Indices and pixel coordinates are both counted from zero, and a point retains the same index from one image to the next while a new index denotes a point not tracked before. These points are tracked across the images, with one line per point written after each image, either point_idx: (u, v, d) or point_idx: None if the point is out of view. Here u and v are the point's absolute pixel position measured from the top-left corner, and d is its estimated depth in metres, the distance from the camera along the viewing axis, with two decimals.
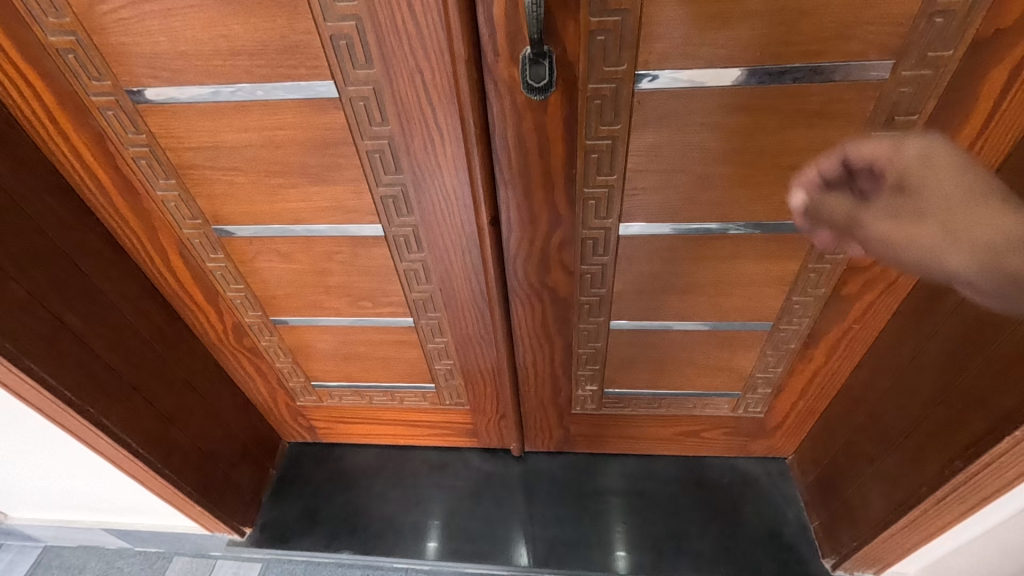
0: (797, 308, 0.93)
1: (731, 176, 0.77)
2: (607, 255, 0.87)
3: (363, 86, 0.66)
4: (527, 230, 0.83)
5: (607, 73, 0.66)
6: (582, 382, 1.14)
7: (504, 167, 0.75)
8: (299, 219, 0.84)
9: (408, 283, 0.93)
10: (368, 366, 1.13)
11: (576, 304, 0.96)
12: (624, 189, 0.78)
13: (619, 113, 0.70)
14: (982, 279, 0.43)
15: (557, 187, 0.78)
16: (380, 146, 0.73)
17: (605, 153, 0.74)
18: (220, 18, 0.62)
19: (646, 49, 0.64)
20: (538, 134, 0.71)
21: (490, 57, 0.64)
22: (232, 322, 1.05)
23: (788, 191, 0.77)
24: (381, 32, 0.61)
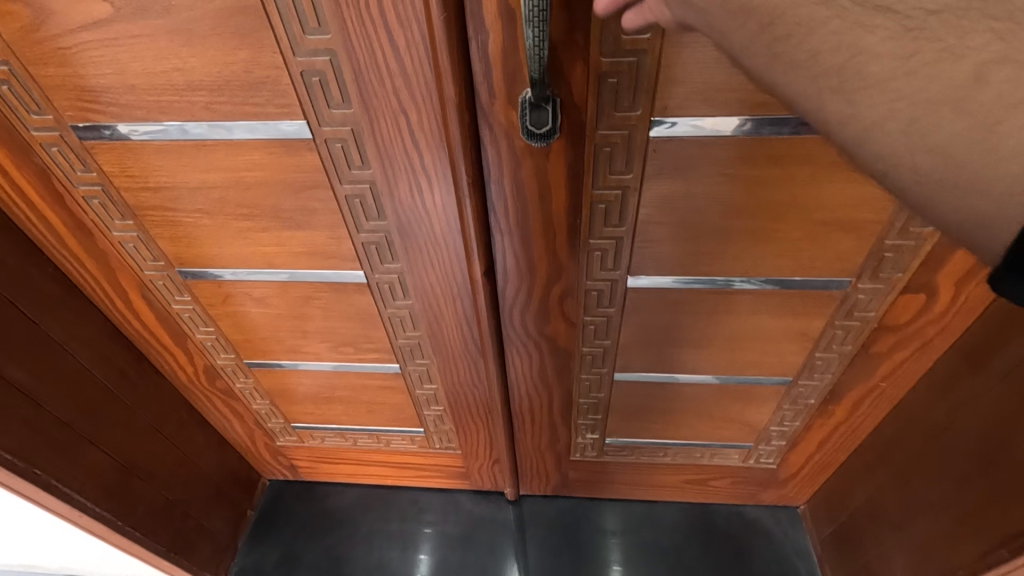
0: (820, 364, 0.86)
1: (754, 229, 0.69)
2: (613, 306, 0.79)
3: (339, 127, 0.58)
4: (525, 280, 0.75)
5: (618, 120, 0.58)
6: (583, 430, 1.06)
7: (499, 214, 0.67)
8: (273, 263, 0.75)
9: (393, 330, 0.85)
10: (352, 410, 1.05)
11: (577, 354, 0.88)
12: (633, 241, 0.70)
13: (631, 162, 0.62)
14: None
15: (559, 237, 0.70)
16: (360, 191, 0.65)
17: (613, 203, 0.66)
18: (173, 50, 0.53)
19: (664, 93, 0.56)
20: (539, 181, 0.63)
21: (486, 99, 0.56)
22: (204, 364, 0.97)
23: (816, 245, 0.70)
24: (358, 69, 0.53)
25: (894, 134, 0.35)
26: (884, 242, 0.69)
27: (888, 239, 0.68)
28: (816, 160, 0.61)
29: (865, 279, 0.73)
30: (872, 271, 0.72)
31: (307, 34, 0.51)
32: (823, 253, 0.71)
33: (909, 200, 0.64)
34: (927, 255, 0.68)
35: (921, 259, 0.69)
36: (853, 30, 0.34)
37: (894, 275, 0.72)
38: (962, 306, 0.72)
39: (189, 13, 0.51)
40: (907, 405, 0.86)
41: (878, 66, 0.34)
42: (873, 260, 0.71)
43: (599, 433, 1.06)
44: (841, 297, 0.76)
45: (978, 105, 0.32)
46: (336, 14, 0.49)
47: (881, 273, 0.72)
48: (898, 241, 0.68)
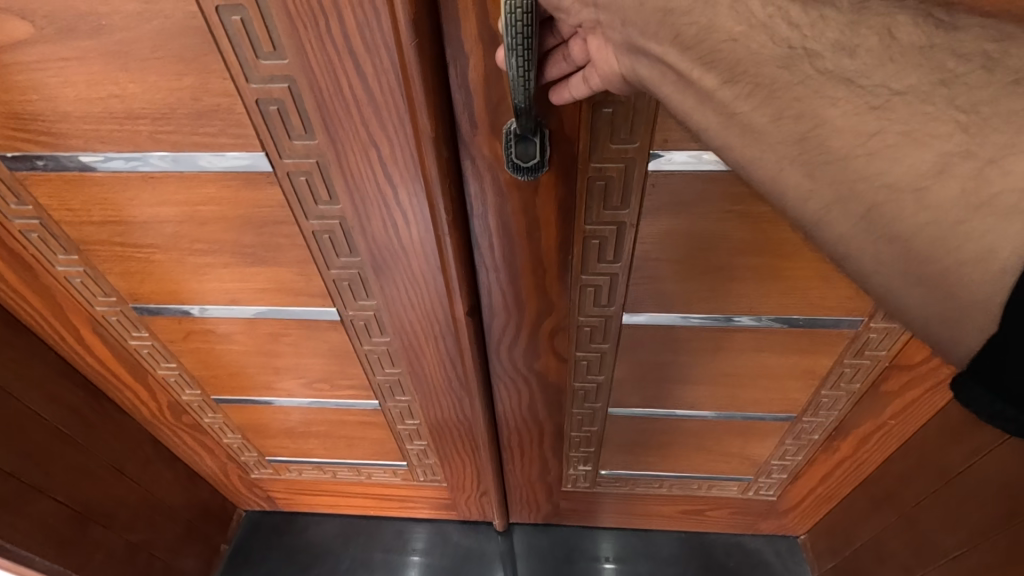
0: (826, 401, 0.82)
1: (761, 268, 0.63)
2: (607, 342, 0.74)
3: (303, 159, 0.52)
4: (511, 316, 0.70)
5: (614, 152, 0.53)
6: (575, 462, 1.00)
7: (484, 250, 0.61)
8: (237, 300, 0.69)
9: (371, 368, 0.79)
10: (331, 444, 0.99)
11: (569, 390, 0.82)
12: (629, 277, 0.65)
13: (628, 197, 0.57)
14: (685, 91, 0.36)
15: (548, 273, 0.64)
16: (329, 226, 0.58)
17: (608, 239, 0.60)
18: (109, 74, 0.47)
19: (665, 126, 0.51)
20: (527, 217, 0.58)
21: (467, 130, 0.50)
22: (169, 400, 0.90)
23: (828, 283, 0.64)
24: (321, 98, 0.47)
25: (854, 222, 0.31)
26: None
27: None
28: None
29: (878, 318, 0.68)
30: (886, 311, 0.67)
31: (261, 58, 0.45)
32: (834, 291, 0.65)
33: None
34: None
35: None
36: (816, 101, 0.31)
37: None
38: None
39: (124, 33, 0.44)
40: (914, 445, 0.81)
41: (841, 143, 0.30)
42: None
43: (593, 464, 1.01)
44: (852, 336, 0.72)
45: (936, 201, 0.28)
46: (294, 38, 0.43)
47: None
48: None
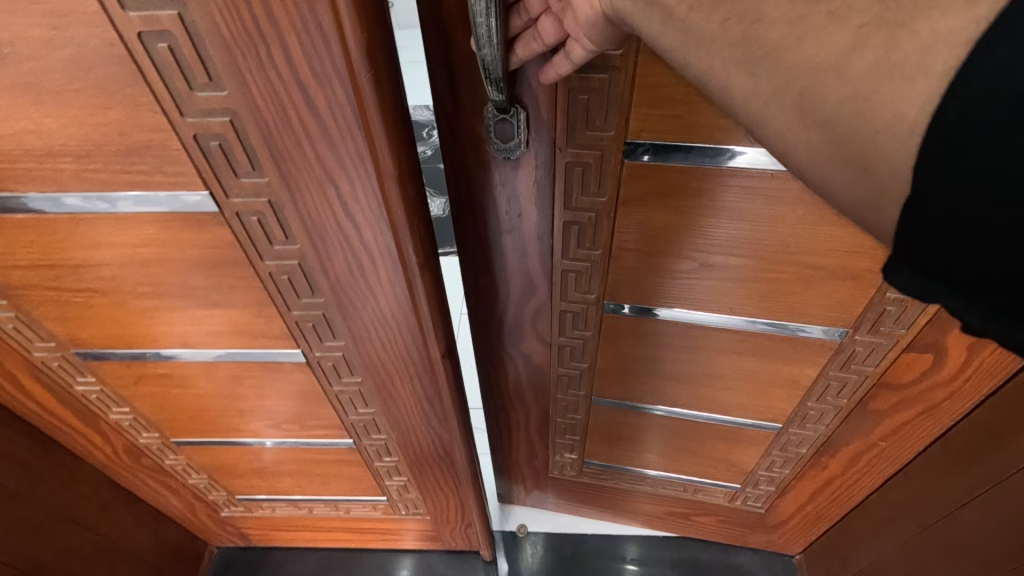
0: (813, 415, 0.81)
1: (737, 267, 0.65)
2: (588, 330, 0.78)
3: (253, 198, 0.46)
4: (500, 293, 0.75)
5: (589, 139, 0.56)
6: (561, 449, 1.02)
7: (469, 222, 0.67)
8: (189, 342, 0.63)
9: (342, 408, 0.73)
10: (304, 482, 0.93)
11: (553, 375, 0.86)
12: (608, 264, 0.69)
13: (604, 184, 0.60)
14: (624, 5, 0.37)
15: (531, 253, 0.69)
16: (288, 268, 0.53)
17: (586, 225, 0.65)
18: (20, 109, 0.41)
19: (639, 114, 0.54)
20: (509, 195, 0.63)
21: (449, 107, 0.56)
22: (125, 442, 0.83)
23: (810, 292, 0.66)
24: (267, 132, 0.41)
25: (788, 110, 0.31)
26: (886, 293, 0.63)
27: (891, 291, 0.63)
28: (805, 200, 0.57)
29: (864, 331, 0.68)
30: (871, 324, 0.67)
31: (195, 90, 0.39)
32: (818, 296, 0.66)
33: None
34: (933, 312, 0.63)
35: (928, 316, 0.63)
36: None
37: (895, 331, 0.66)
38: (974, 371, 0.65)
39: (32, 63, 0.38)
40: (919, 466, 0.78)
41: (777, 34, 0.30)
42: (873, 312, 0.66)
43: (576, 455, 1.03)
44: (836, 348, 0.72)
45: (854, 73, 0.27)
46: (231, 66, 0.37)
47: (882, 326, 0.67)
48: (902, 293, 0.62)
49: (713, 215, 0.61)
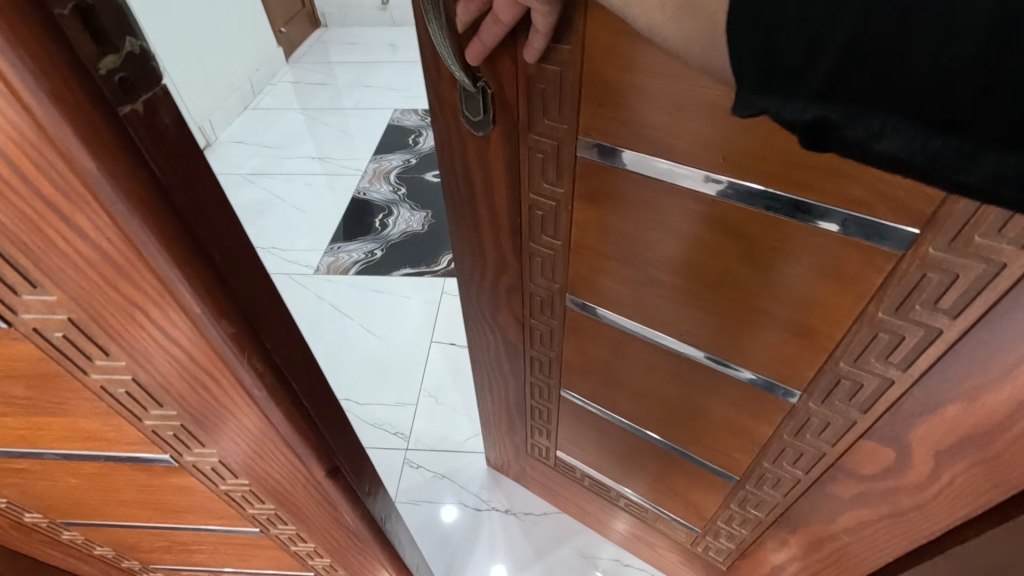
0: (770, 477, 0.85)
1: (688, 296, 0.73)
2: (554, 318, 0.92)
3: (48, 315, 0.36)
4: (481, 263, 0.94)
5: (546, 129, 0.69)
6: (536, 433, 1.19)
7: (454, 185, 0.86)
8: (32, 441, 0.53)
9: (238, 503, 0.64)
10: (219, 557, 0.83)
11: (526, 355, 1.03)
12: (566, 256, 0.82)
13: (560, 174, 0.73)
14: None
15: (503, 233, 0.86)
16: (123, 382, 0.43)
17: (548, 213, 0.78)
18: None
19: (586, 112, 0.65)
20: (479, 164, 0.80)
21: (436, 78, 0.75)
22: (11, 519, 0.75)
23: (760, 334, 0.70)
24: (32, 255, 0.31)
25: None
26: (840, 364, 0.65)
27: (844, 362, 0.64)
28: (752, 239, 0.62)
29: (816, 400, 0.70)
30: (824, 394, 0.69)
31: None
32: (765, 344, 0.70)
33: (871, 327, 0.59)
34: (893, 402, 0.63)
35: (885, 404, 0.63)
36: None
37: (852, 409, 0.67)
38: (946, 487, 0.64)
39: None
40: (890, 575, 0.78)
41: None
42: (828, 381, 0.67)
43: (548, 442, 1.19)
44: (789, 411, 0.75)
45: None
46: None
47: (835, 400, 0.68)
48: (858, 369, 0.63)
49: (667, 226, 0.68)
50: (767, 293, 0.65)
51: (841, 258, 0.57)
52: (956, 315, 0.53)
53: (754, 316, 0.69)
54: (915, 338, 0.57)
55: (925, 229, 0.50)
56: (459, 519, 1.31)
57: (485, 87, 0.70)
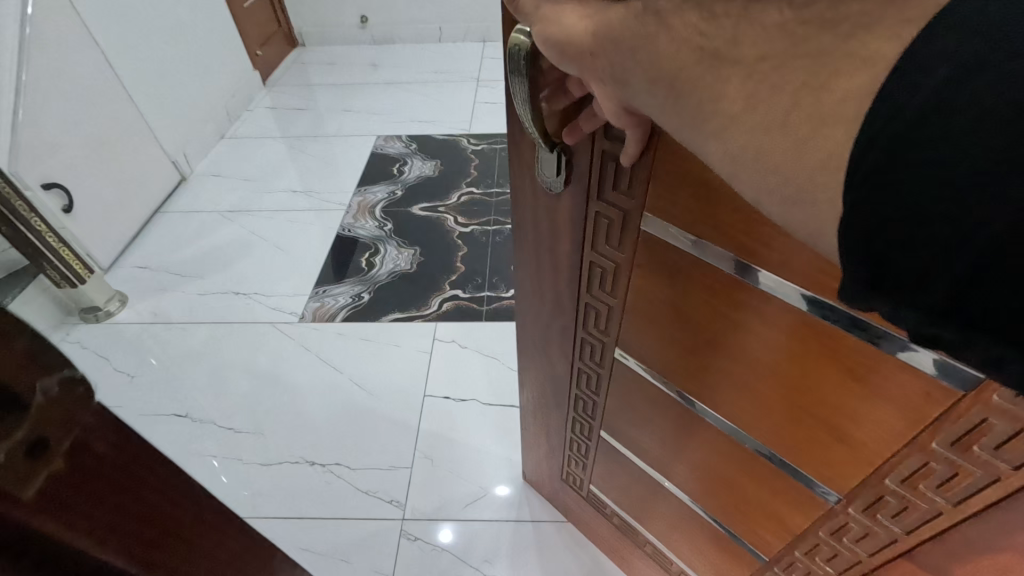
0: (801, 567, 0.80)
1: (734, 376, 0.70)
2: (602, 366, 0.93)
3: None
4: (541, 302, 0.96)
5: (614, 199, 0.69)
6: (574, 464, 1.20)
7: (522, 233, 0.89)
8: None
9: None
10: None
11: (572, 392, 1.04)
12: (621, 314, 0.82)
13: (623, 243, 0.73)
14: (638, 93, 0.43)
15: (563, 281, 0.87)
16: None
17: (608, 271, 0.78)
18: None
19: (655, 194, 0.63)
20: (547, 216, 0.81)
21: (518, 135, 0.75)
22: None
23: (807, 432, 0.66)
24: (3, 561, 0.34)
25: (740, 158, 0.36)
26: (888, 482, 0.60)
27: (893, 481, 0.59)
28: (806, 341, 0.59)
29: (857, 509, 0.66)
30: (865, 505, 0.64)
31: None
32: (810, 444, 0.67)
33: (922, 454, 0.54)
34: (939, 531, 0.58)
35: (932, 531, 0.58)
36: (712, 84, 0.37)
37: (894, 528, 0.62)
38: None
39: None
40: None
41: (727, 101, 0.36)
42: (872, 494, 0.62)
43: (583, 473, 1.19)
44: (826, 511, 0.71)
45: (789, 131, 0.33)
46: None
47: (880, 514, 0.63)
48: (904, 490, 0.58)
49: (718, 308, 0.66)
50: (816, 394, 0.62)
51: (894, 383, 0.53)
52: (1017, 467, 0.47)
53: (800, 412, 0.65)
54: (969, 476, 0.51)
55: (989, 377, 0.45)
56: (457, 543, 1.31)
57: (563, 152, 0.68)
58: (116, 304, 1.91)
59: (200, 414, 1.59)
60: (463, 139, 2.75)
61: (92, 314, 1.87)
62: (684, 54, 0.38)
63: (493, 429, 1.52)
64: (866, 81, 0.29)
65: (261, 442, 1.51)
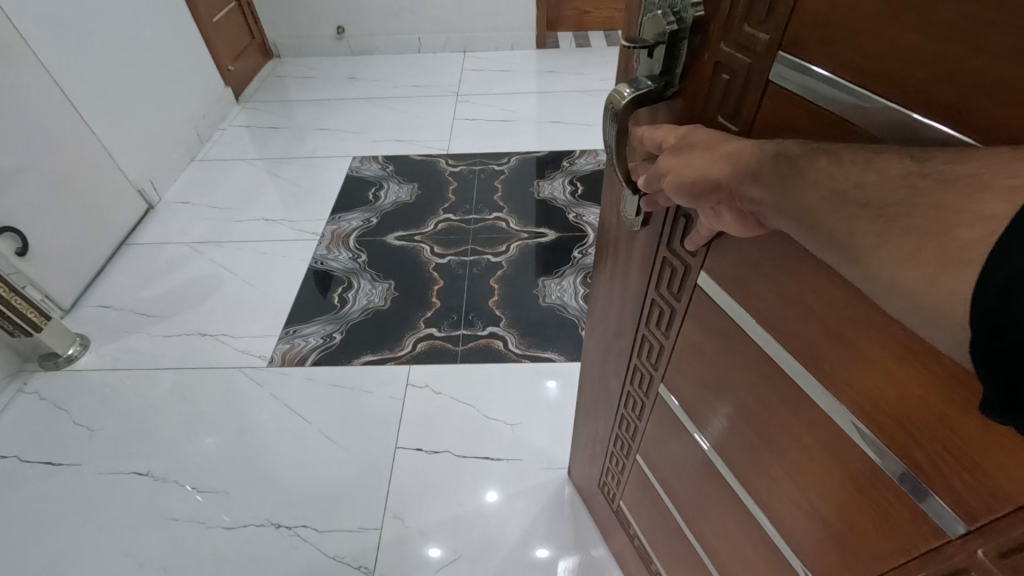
0: None
1: (753, 445, 0.65)
2: (648, 397, 0.89)
3: None
4: (608, 316, 0.94)
5: (681, 253, 0.65)
6: (612, 479, 1.18)
7: (603, 246, 0.87)
8: None
9: None
10: None
11: (618, 409, 1.03)
12: (670, 355, 0.77)
13: (682, 292, 0.68)
14: (770, 204, 0.41)
15: (628, 305, 0.84)
16: None
17: (665, 312, 0.74)
18: None
19: (718, 256, 0.59)
20: (623, 242, 0.78)
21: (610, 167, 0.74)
22: None
23: (803, 523, 0.60)
24: None
25: (881, 284, 0.35)
26: None
27: None
28: (822, 433, 0.52)
29: None
30: None
31: None
32: (806, 538, 0.61)
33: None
34: None
35: None
36: (842, 220, 0.36)
37: None
38: None
39: None
40: None
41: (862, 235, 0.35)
42: None
43: (618, 489, 1.17)
44: None
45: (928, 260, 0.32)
46: None
47: None
48: None
49: (751, 373, 0.61)
50: (818, 485, 0.56)
51: (889, 503, 0.48)
52: None
53: (800, 498, 0.59)
54: None
55: (975, 534, 0.41)
56: None
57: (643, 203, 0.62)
58: (77, 348, 1.83)
59: (162, 472, 1.52)
60: (441, 160, 2.69)
61: (52, 360, 1.79)
62: (823, 194, 0.37)
63: (465, 483, 1.48)
64: (983, 233, 0.30)
65: (226, 502, 1.46)
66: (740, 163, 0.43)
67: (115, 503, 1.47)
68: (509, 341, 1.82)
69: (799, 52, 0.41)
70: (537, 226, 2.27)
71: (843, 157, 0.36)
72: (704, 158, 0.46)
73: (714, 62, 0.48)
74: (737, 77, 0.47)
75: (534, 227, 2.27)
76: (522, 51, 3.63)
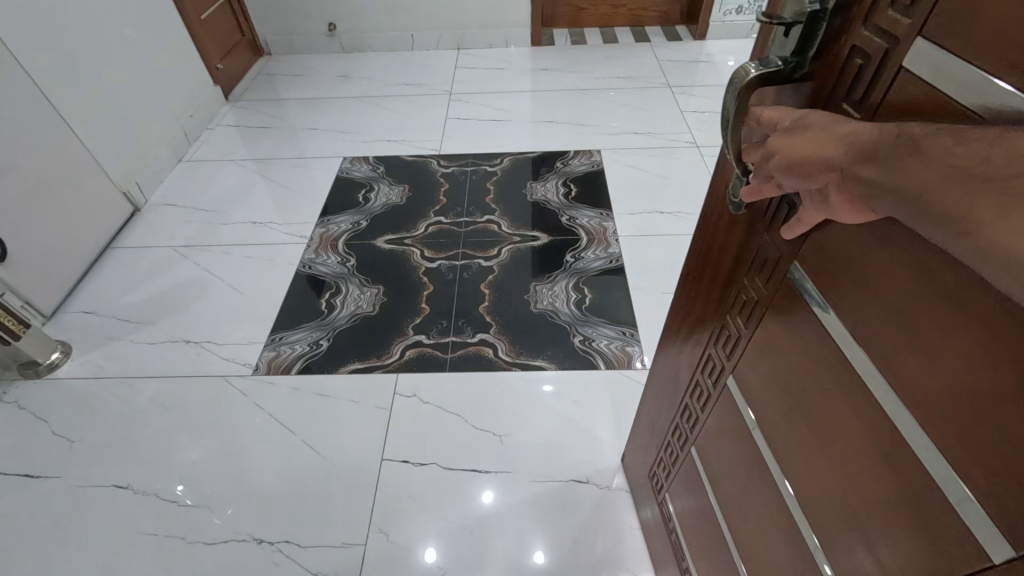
0: None
1: (807, 446, 0.60)
2: (715, 389, 0.84)
3: None
4: (693, 299, 0.90)
5: (779, 241, 0.60)
6: (666, 473, 1.14)
7: (707, 224, 0.82)
8: None
9: None
10: None
11: (684, 397, 0.98)
12: (744, 347, 0.72)
13: (770, 283, 0.64)
14: (872, 178, 0.37)
15: (716, 289, 0.80)
16: None
17: (749, 301, 0.69)
18: None
19: (814, 246, 0.53)
20: (727, 222, 0.74)
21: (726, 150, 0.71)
22: None
23: (841, 531, 0.56)
24: None
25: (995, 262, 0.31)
26: None
27: None
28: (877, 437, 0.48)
29: None
30: None
31: None
32: (842, 549, 0.56)
33: None
34: None
35: None
36: (957, 195, 0.32)
37: None
38: None
39: None
40: None
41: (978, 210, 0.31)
42: None
43: (668, 484, 1.14)
44: None
45: None
46: None
47: None
48: None
49: (818, 369, 0.56)
50: (864, 492, 0.51)
51: (934, 518, 0.44)
52: None
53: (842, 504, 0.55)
54: None
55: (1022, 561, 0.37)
56: None
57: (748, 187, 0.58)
58: (59, 355, 1.79)
59: (143, 485, 1.49)
60: (433, 161, 2.64)
61: (32, 369, 1.75)
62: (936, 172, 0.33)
63: (454, 493, 1.45)
64: None
65: (216, 508, 1.43)
66: (855, 141, 0.39)
67: (95, 517, 1.44)
68: (498, 349, 1.78)
69: (938, 40, 0.39)
70: (529, 228, 2.23)
71: (967, 137, 0.33)
72: (818, 138, 0.42)
73: (850, 46, 0.46)
74: (871, 61, 0.44)
75: (529, 228, 2.23)
76: (516, 49, 3.57)
